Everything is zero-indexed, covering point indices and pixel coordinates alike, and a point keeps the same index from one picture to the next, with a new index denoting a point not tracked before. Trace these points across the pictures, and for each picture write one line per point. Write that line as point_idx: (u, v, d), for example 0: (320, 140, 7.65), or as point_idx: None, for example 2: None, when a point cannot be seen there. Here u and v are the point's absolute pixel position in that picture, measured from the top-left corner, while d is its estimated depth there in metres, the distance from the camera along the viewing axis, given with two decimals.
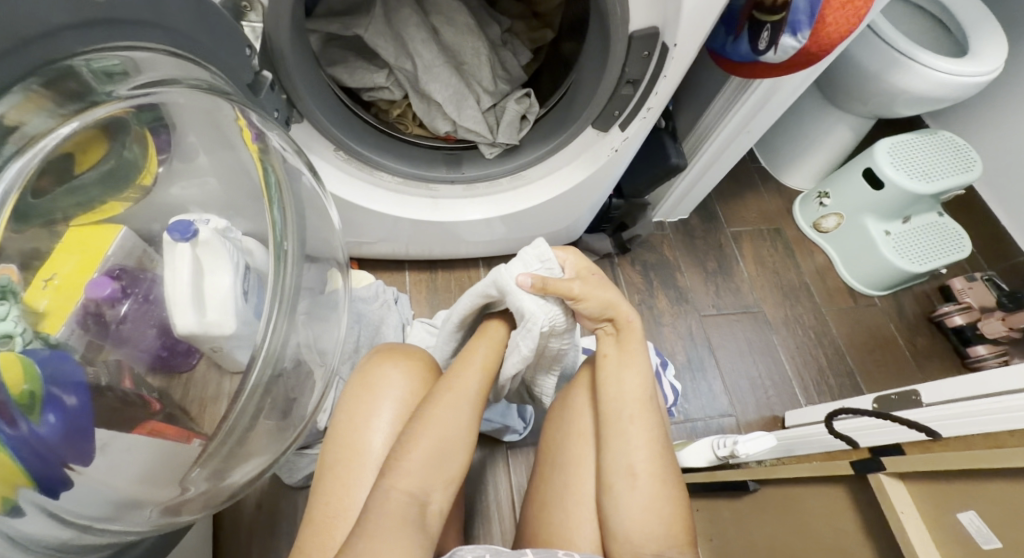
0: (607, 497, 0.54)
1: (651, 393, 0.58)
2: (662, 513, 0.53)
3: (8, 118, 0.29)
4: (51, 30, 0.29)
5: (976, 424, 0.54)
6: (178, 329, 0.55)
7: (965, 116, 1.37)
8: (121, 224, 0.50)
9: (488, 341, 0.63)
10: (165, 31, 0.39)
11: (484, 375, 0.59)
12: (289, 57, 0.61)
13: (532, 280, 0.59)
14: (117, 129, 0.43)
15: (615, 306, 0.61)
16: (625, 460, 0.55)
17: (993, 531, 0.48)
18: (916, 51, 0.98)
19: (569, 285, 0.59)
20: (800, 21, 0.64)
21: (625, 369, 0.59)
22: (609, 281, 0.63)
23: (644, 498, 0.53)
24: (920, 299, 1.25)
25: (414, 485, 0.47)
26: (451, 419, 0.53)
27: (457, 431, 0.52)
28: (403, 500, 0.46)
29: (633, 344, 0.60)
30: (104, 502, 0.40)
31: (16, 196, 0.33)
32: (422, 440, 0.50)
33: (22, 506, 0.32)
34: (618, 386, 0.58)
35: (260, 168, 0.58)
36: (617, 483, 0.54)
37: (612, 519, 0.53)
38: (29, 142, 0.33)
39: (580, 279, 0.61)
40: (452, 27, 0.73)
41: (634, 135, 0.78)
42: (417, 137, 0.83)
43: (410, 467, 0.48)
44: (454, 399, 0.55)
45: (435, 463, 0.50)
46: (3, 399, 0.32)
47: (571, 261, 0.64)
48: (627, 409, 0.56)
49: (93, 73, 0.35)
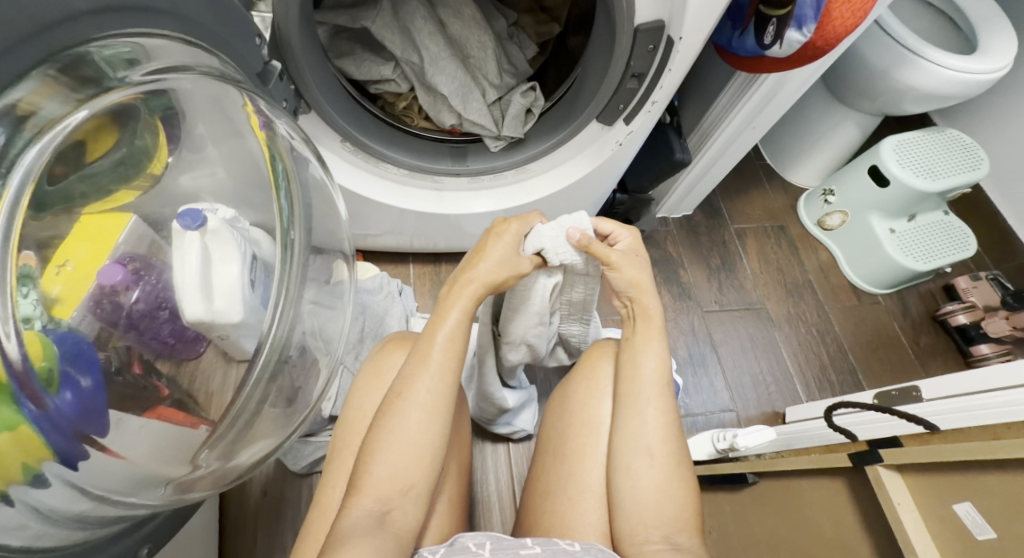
0: (621, 478, 0.54)
1: (666, 379, 0.58)
2: (672, 497, 0.53)
3: (24, 103, 0.30)
4: (69, 15, 0.30)
5: (975, 418, 0.54)
6: (185, 315, 0.56)
7: (974, 113, 1.36)
8: (130, 213, 0.50)
9: (459, 316, 0.54)
10: (177, 18, 0.40)
11: (451, 362, 0.53)
12: (299, 48, 0.62)
13: (580, 235, 0.60)
14: (128, 116, 0.43)
15: (642, 288, 0.60)
16: (639, 441, 0.55)
17: (989, 524, 0.49)
18: (923, 48, 0.98)
19: (608, 252, 0.60)
20: (806, 15, 0.64)
21: (640, 353, 0.58)
22: (646, 264, 0.62)
23: (655, 480, 0.53)
24: (924, 297, 1.25)
25: (379, 501, 0.46)
26: (406, 433, 0.49)
27: (418, 439, 0.49)
28: (364, 513, 0.45)
29: (649, 331, 0.59)
30: (121, 477, 0.41)
31: (33, 184, 0.34)
32: (386, 455, 0.48)
33: (45, 476, 0.33)
34: (638, 367, 0.58)
35: (269, 156, 0.58)
36: (629, 466, 0.54)
37: (626, 502, 0.53)
38: (48, 126, 0.34)
39: (623, 252, 0.62)
40: (459, 20, 0.74)
41: (638, 130, 0.79)
42: (423, 130, 0.84)
43: (372, 482, 0.47)
44: (415, 394, 0.50)
45: (401, 470, 0.48)
46: (26, 372, 0.33)
47: (626, 239, 0.65)
48: (647, 391, 0.56)
49: (105, 60, 0.36)
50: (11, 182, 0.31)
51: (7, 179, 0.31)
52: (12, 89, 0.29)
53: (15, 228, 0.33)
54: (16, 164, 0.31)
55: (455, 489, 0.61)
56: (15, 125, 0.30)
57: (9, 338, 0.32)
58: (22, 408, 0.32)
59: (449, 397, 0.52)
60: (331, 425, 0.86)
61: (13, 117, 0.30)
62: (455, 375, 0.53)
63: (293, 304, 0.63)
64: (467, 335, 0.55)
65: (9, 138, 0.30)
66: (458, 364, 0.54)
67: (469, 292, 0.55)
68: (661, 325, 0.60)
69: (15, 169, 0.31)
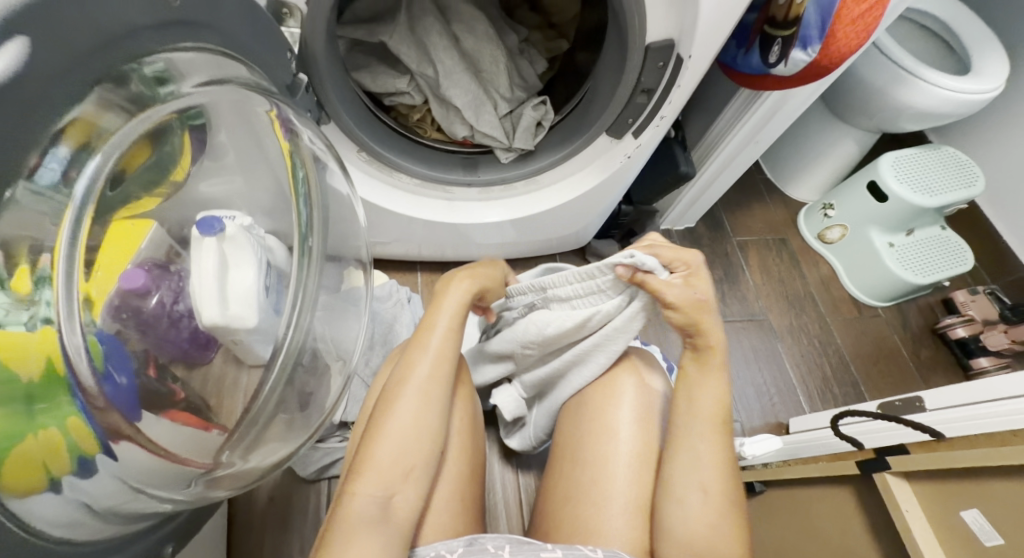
0: (673, 506, 0.55)
1: (725, 417, 0.57)
2: (727, 529, 0.54)
3: (92, 117, 0.32)
4: (130, 30, 0.32)
5: (979, 426, 0.55)
6: (201, 317, 0.58)
7: (968, 131, 1.40)
8: (151, 220, 0.50)
9: (449, 317, 0.58)
10: (218, 33, 0.42)
11: (445, 362, 0.55)
12: (322, 62, 0.64)
13: (630, 273, 0.52)
14: (167, 130, 0.45)
15: (703, 326, 0.55)
16: (694, 476, 0.55)
17: (995, 529, 0.51)
18: (920, 68, 1.01)
19: (663, 288, 0.52)
20: (811, 36, 0.66)
21: (700, 390, 0.57)
22: (714, 301, 0.55)
23: (706, 513, 0.54)
24: (924, 311, 1.27)
25: (378, 490, 0.47)
26: (404, 422, 0.50)
27: (414, 426, 0.51)
28: (364, 500, 0.46)
29: (714, 364, 0.57)
30: (154, 475, 0.42)
31: (100, 186, 0.36)
32: (381, 446, 0.49)
33: (97, 464, 0.35)
34: (693, 401, 0.57)
35: (290, 163, 0.61)
36: (679, 496, 0.55)
37: (671, 528, 0.55)
38: (109, 141, 0.35)
39: (682, 285, 0.54)
40: (472, 35, 0.76)
41: (647, 142, 0.80)
42: (434, 141, 0.86)
43: (370, 472, 0.48)
44: (406, 389, 0.52)
45: (399, 458, 0.49)
46: (81, 363, 0.35)
47: (702, 287, 0.55)
48: (698, 426, 0.56)
49: (159, 75, 0.38)
50: (77, 195, 0.32)
51: (73, 190, 0.32)
52: (86, 101, 0.30)
53: (80, 239, 0.33)
54: (81, 174, 0.32)
55: (470, 493, 0.61)
56: (84, 140, 0.32)
57: (81, 356, 0.34)
58: (74, 398, 0.34)
59: (440, 397, 0.53)
60: (341, 431, 0.87)
61: (82, 130, 0.31)
62: (446, 371, 0.55)
63: (309, 307, 0.65)
64: (455, 340, 0.57)
65: (77, 155, 0.31)
66: (450, 364, 0.56)
67: (458, 295, 0.59)
68: (724, 365, 0.58)
69: (82, 176, 0.32)
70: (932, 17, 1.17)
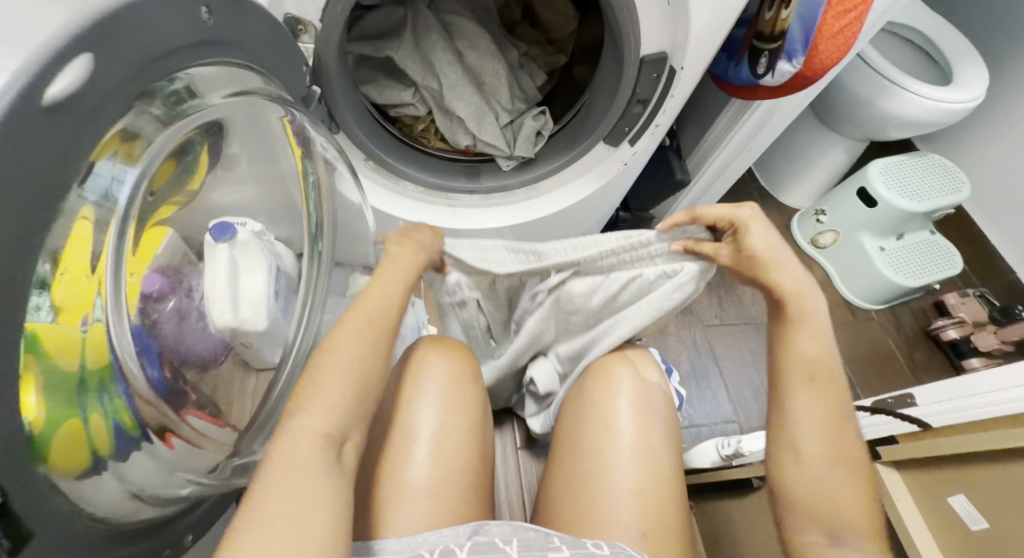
0: (783, 468, 0.55)
1: (834, 372, 0.56)
2: (842, 487, 0.53)
3: (134, 126, 0.35)
4: (170, 50, 0.35)
5: (962, 415, 0.58)
6: (215, 321, 0.60)
7: (955, 139, 1.44)
8: (167, 226, 0.53)
9: (391, 271, 0.56)
10: (241, 50, 0.45)
11: (388, 310, 0.52)
12: (334, 77, 0.67)
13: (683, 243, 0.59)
14: (192, 138, 0.48)
15: (778, 283, 0.57)
16: (794, 435, 0.55)
17: (981, 515, 0.55)
18: (903, 79, 1.06)
19: (715, 250, 0.58)
20: (796, 49, 0.70)
21: (788, 349, 0.57)
22: (787, 255, 0.57)
23: (822, 474, 0.53)
24: (916, 313, 1.30)
25: (319, 430, 0.42)
26: (347, 362, 0.45)
27: (361, 369, 0.46)
28: (308, 442, 0.41)
29: (812, 325, 0.56)
30: (179, 462, 0.45)
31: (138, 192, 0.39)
32: (324, 386, 0.44)
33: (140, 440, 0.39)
34: (783, 358, 0.57)
35: (302, 172, 0.64)
36: (786, 459, 0.55)
37: (784, 489, 0.55)
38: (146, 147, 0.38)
39: (737, 246, 0.58)
40: (474, 51, 0.80)
41: (642, 150, 0.84)
42: (437, 150, 0.89)
43: (310, 412, 0.42)
44: (346, 329, 0.48)
45: (347, 399, 0.44)
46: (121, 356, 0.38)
47: (764, 242, 0.57)
48: (793, 382, 0.56)
49: (188, 87, 0.41)
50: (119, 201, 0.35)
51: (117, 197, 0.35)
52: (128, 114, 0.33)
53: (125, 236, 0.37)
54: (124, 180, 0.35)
55: (481, 487, 0.62)
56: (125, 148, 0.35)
57: (130, 356, 0.39)
58: (118, 384, 0.37)
59: (386, 345, 0.50)
60: None
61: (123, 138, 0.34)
62: (389, 321, 0.51)
63: (318, 307, 0.67)
64: (405, 291, 0.55)
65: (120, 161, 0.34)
66: (395, 314, 0.53)
67: (408, 257, 0.58)
68: (825, 329, 0.57)
69: (125, 182, 0.35)
70: (914, 30, 1.21)
